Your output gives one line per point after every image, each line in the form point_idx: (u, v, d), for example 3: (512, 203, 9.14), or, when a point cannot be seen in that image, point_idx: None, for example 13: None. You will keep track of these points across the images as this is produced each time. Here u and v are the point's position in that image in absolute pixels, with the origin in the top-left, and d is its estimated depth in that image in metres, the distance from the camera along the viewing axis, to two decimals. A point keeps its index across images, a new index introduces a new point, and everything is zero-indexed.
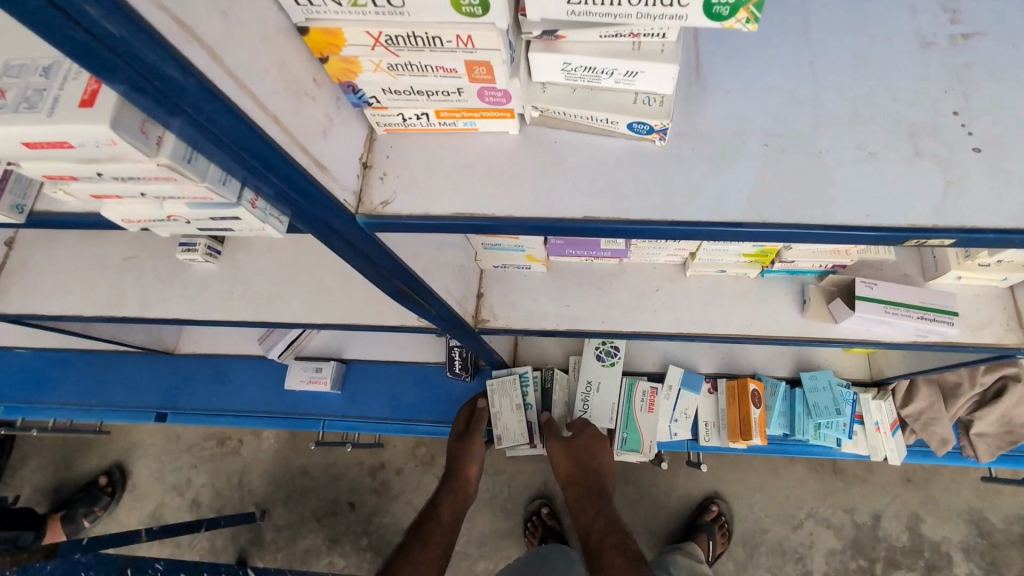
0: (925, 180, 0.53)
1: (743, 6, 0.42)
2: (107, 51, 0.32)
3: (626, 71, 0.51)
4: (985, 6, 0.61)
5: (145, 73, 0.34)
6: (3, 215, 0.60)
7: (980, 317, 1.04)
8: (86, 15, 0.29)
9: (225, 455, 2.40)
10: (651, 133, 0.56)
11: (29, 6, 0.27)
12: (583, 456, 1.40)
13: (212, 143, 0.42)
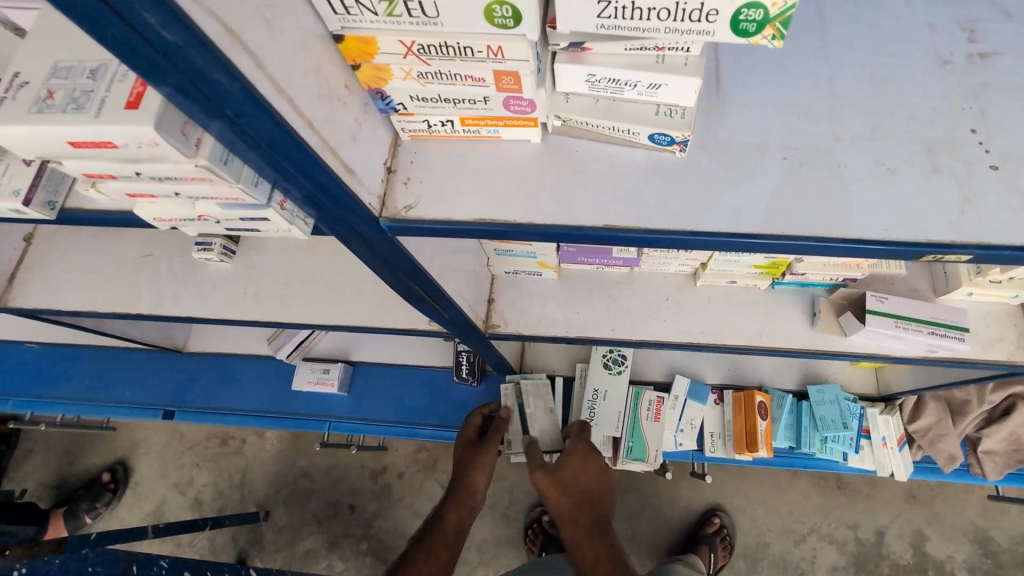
0: (942, 196, 0.54)
1: (770, 23, 0.43)
2: (159, 56, 0.33)
3: (649, 84, 0.52)
4: (1001, 27, 0.62)
5: (192, 77, 0.35)
6: (35, 210, 0.60)
7: (991, 334, 1.04)
8: (143, 21, 0.30)
9: (227, 455, 2.41)
10: (672, 144, 0.57)
11: (94, 13, 0.29)
12: (574, 481, 1.21)
13: (247, 145, 0.43)
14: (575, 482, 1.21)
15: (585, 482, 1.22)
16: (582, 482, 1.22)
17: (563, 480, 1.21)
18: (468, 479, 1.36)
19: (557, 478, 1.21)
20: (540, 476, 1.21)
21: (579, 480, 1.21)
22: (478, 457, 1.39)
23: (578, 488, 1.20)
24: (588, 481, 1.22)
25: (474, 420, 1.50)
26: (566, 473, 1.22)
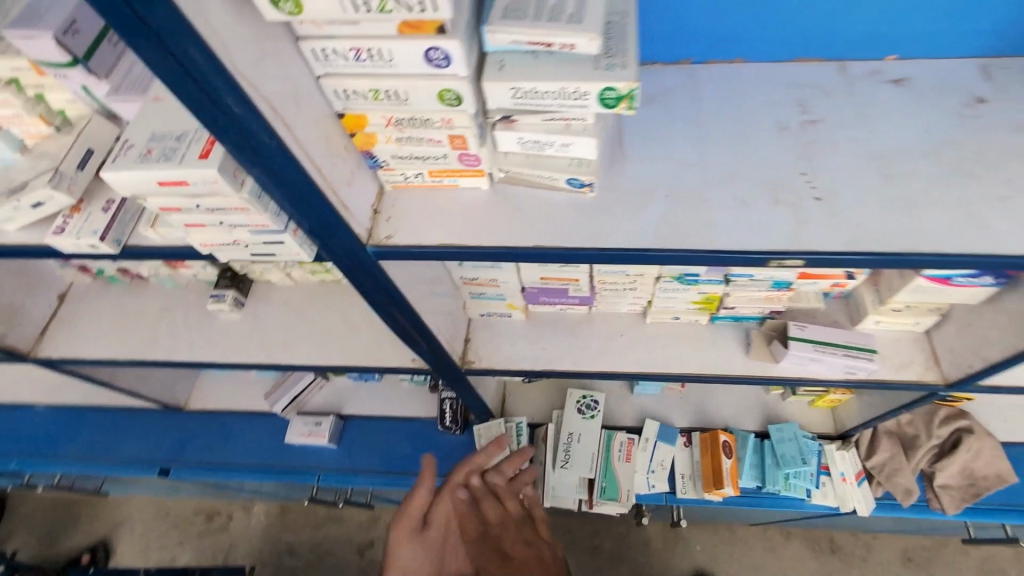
0: (780, 219, 0.73)
1: (624, 98, 0.63)
2: (232, 126, 0.53)
3: (562, 143, 0.74)
4: (826, 104, 0.84)
5: (248, 137, 0.55)
6: (105, 245, 0.79)
7: (902, 358, 1.20)
8: (225, 103, 0.51)
9: (213, 533, 2.41)
10: (583, 187, 0.77)
11: (198, 101, 0.49)
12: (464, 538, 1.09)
13: (277, 187, 0.62)
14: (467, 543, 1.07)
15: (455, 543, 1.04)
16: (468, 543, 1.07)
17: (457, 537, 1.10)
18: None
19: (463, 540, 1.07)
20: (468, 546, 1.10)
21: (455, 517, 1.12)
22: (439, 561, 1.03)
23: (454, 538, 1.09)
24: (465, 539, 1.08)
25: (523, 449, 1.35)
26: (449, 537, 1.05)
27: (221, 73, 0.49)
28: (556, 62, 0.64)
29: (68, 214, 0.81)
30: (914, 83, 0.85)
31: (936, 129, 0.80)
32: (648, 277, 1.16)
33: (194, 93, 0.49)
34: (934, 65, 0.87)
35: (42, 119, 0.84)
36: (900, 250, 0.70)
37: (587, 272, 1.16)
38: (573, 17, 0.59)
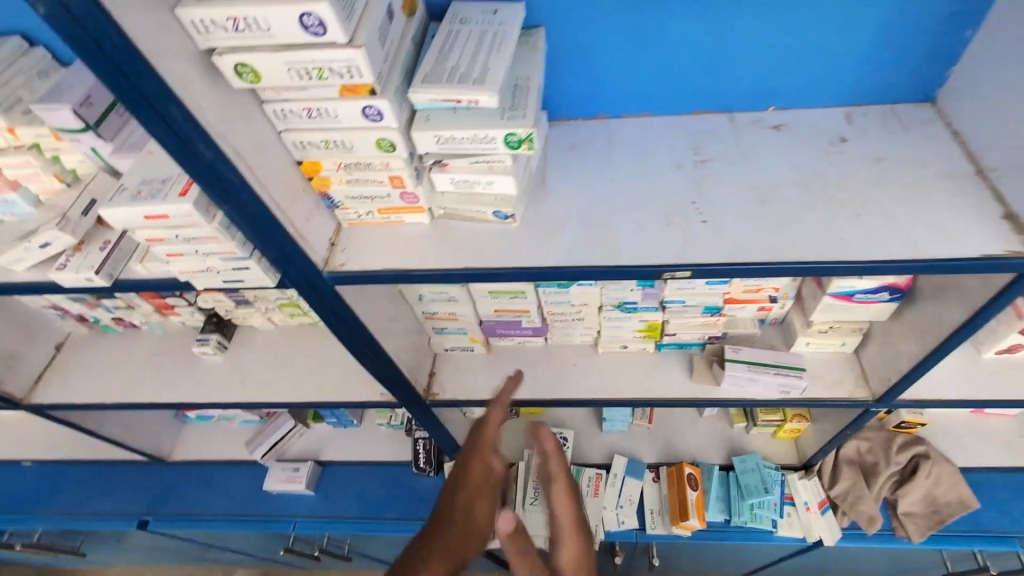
0: (671, 240, 0.87)
1: (524, 141, 0.78)
2: (207, 170, 0.67)
3: (486, 182, 0.88)
4: (716, 147, 1.00)
5: (218, 177, 0.69)
6: (99, 277, 0.91)
7: (833, 377, 1.28)
8: (200, 151, 0.65)
9: None
10: (507, 218, 0.91)
11: (179, 150, 0.64)
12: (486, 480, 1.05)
13: (245, 221, 0.75)
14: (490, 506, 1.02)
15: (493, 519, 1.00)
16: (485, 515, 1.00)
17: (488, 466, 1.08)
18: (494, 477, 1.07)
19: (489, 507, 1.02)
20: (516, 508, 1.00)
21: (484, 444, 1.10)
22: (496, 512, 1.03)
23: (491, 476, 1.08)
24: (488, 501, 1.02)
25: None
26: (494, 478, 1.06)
27: (195, 126, 0.63)
28: (470, 115, 0.79)
29: (70, 254, 0.94)
30: (790, 128, 1.01)
31: (806, 163, 0.94)
32: (592, 307, 1.28)
33: (175, 144, 0.63)
34: (807, 113, 1.03)
35: (57, 176, 1.00)
36: (770, 260, 0.82)
37: (536, 303, 1.28)
38: (477, 79, 0.75)
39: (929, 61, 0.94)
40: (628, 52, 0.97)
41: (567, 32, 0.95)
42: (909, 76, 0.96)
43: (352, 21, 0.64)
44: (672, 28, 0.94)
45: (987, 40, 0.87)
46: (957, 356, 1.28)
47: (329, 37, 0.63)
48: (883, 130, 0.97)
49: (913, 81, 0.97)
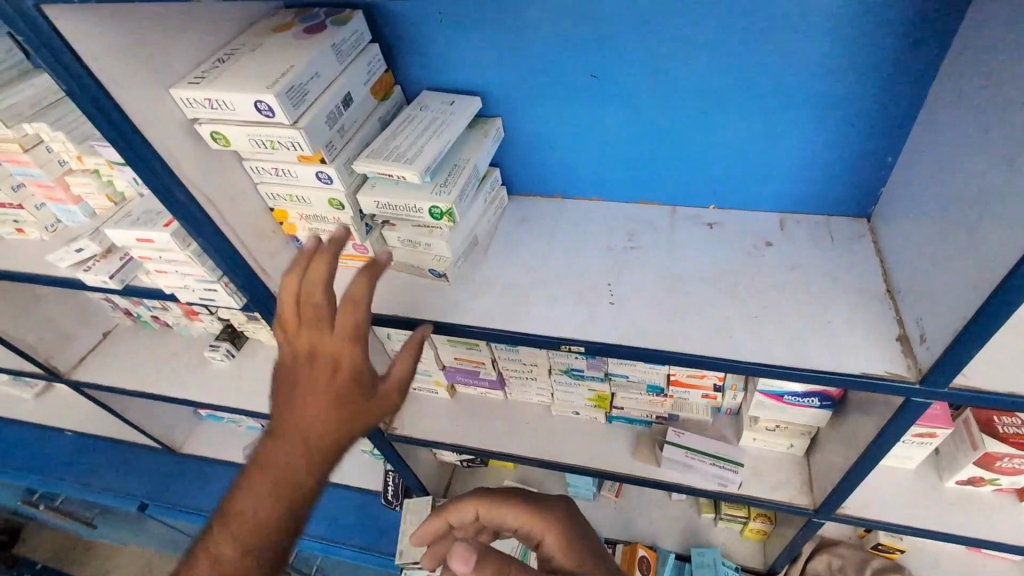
0: (577, 315, 0.95)
1: (446, 213, 0.92)
2: (181, 211, 0.85)
3: (423, 243, 1.01)
4: (649, 234, 1.07)
5: (190, 218, 0.86)
6: (113, 279, 1.12)
7: (777, 478, 1.25)
8: (176, 196, 0.83)
9: None
10: (439, 276, 1.03)
11: (160, 193, 0.82)
12: (274, 448, 0.77)
13: (213, 255, 0.92)
14: (339, 387, 0.77)
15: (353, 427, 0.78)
16: (304, 394, 0.77)
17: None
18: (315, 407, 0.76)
19: (334, 366, 0.77)
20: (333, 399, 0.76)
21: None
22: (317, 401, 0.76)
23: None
24: (316, 422, 0.76)
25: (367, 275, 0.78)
26: (229, 537, 0.73)
27: (171, 175, 0.82)
28: (406, 188, 0.93)
29: (98, 259, 1.15)
30: (722, 226, 1.06)
31: (726, 262, 0.99)
32: (543, 370, 1.34)
33: (158, 189, 0.81)
34: (745, 214, 1.08)
35: (108, 196, 1.25)
36: (659, 347, 0.88)
37: (490, 357, 1.36)
38: (409, 158, 0.89)
39: (857, 179, 0.98)
40: (574, 143, 1.09)
41: (520, 122, 1.09)
42: (841, 190, 1.00)
43: (299, 108, 0.81)
44: (612, 127, 1.05)
45: (903, 166, 0.91)
46: (917, 478, 1.21)
47: (276, 119, 0.80)
48: (810, 238, 1.01)
49: (846, 197, 1.01)
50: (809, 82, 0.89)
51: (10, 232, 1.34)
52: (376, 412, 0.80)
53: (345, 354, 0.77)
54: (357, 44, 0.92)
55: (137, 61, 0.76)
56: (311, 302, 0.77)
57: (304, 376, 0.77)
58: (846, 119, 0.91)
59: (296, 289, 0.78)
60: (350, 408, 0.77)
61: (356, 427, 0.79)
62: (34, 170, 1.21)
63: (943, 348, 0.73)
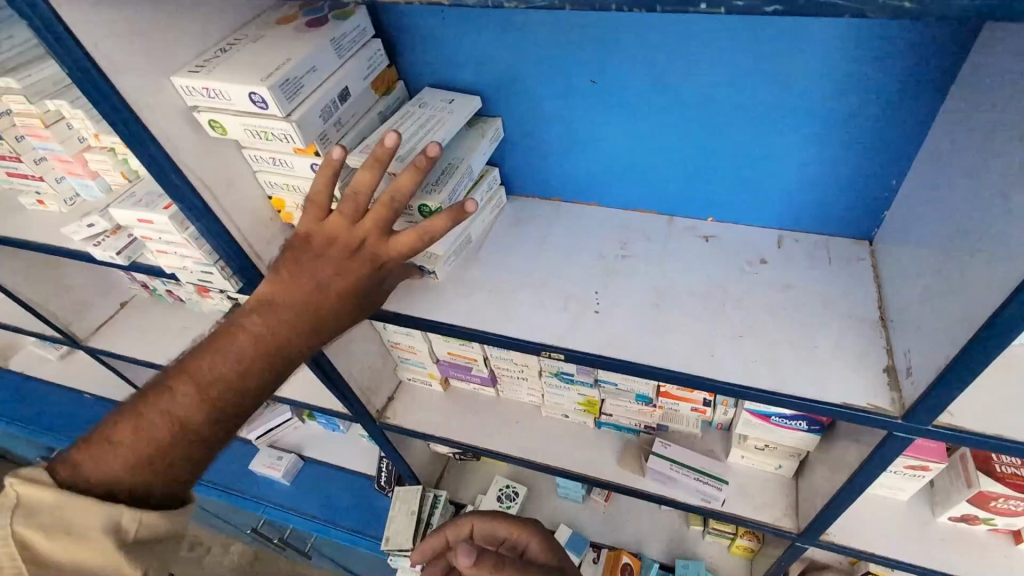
0: (560, 321, 0.94)
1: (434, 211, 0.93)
2: (178, 197, 0.87)
3: None
4: (643, 244, 1.05)
5: (187, 203, 0.88)
6: (120, 256, 1.17)
7: (763, 498, 1.23)
8: (173, 182, 0.86)
9: (190, 560, 2.55)
10: (428, 272, 1.04)
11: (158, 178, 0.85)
12: (287, 304, 0.78)
13: (210, 240, 0.95)
14: (370, 284, 0.81)
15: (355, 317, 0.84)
16: (326, 277, 0.79)
17: (155, 421, 0.70)
18: (335, 295, 0.79)
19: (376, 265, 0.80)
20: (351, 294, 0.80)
21: (87, 463, 0.66)
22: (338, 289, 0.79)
23: (164, 444, 0.70)
24: (336, 306, 0.80)
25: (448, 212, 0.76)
26: (215, 365, 0.74)
27: (168, 160, 0.84)
28: None
29: (107, 235, 1.19)
30: (718, 240, 1.04)
31: (717, 277, 0.97)
32: (534, 372, 1.34)
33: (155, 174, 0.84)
34: (744, 229, 1.06)
35: (122, 173, 1.28)
36: (639, 360, 0.87)
37: (483, 355, 1.37)
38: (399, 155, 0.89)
39: (860, 201, 0.95)
40: (574, 147, 1.08)
41: (521, 122, 1.08)
42: (844, 211, 0.97)
43: (293, 101, 0.82)
44: (612, 133, 1.03)
45: (908, 190, 0.87)
46: (907, 511, 1.17)
47: (270, 110, 0.81)
48: (808, 258, 0.98)
49: (849, 218, 0.97)
50: (815, 99, 0.86)
51: (33, 202, 1.41)
52: (371, 306, 0.87)
53: (392, 261, 0.80)
54: (359, 39, 0.93)
55: (139, 49, 0.78)
56: (390, 206, 0.77)
57: (341, 257, 0.79)
58: (851, 139, 0.88)
59: (376, 182, 0.77)
60: (363, 298, 0.82)
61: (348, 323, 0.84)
62: (55, 146, 1.26)
63: (927, 385, 0.70)
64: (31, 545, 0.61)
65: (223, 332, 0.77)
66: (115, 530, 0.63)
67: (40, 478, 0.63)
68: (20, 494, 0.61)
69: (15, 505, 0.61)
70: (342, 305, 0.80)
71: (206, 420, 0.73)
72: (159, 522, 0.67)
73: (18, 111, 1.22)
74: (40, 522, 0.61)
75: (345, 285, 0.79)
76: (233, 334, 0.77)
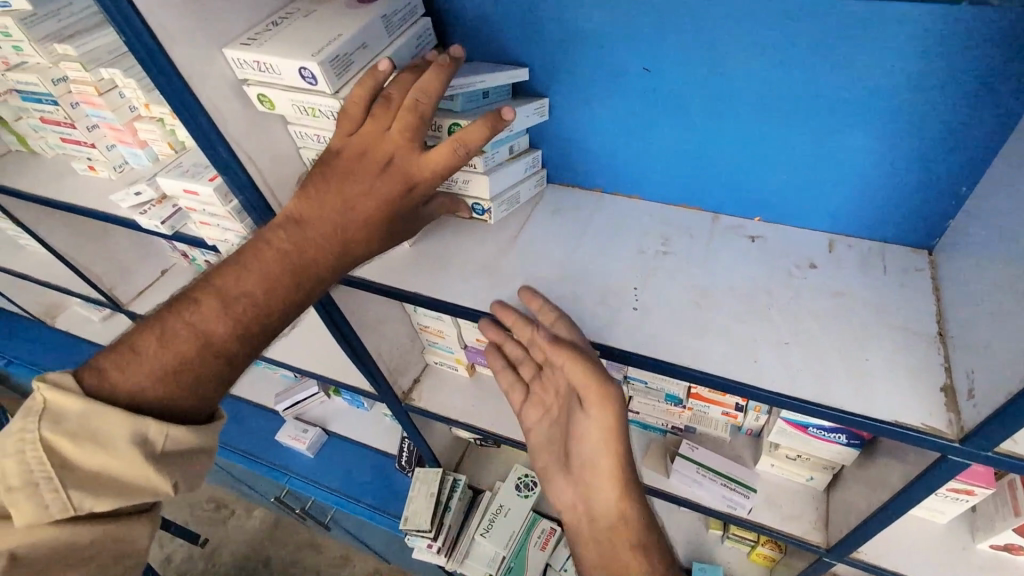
0: (599, 317, 0.92)
1: None
2: (224, 170, 0.88)
3: (461, 181, 1.01)
4: (683, 240, 1.02)
5: (232, 176, 0.89)
6: (164, 226, 1.19)
7: (791, 509, 1.20)
8: (220, 154, 0.86)
9: (215, 521, 2.64)
10: (483, 213, 1.06)
11: (208, 149, 0.85)
12: (311, 225, 0.78)
13: (252, 214, 0.95)
14: (399, 203, 0.79)
15: (385, 240, 0.83)
16: (353, 195, 0.78)
17: (179, 332, 0.75)
18: (358, 213, 0.78)
19: (407, 181, 0.78)
20: (376, 214, 0.78)
21: (112, 372, 0.73)
22: (361, 210, 0.78)
23: (184, 356, 0.74)
24: (362, 228, 0.79)
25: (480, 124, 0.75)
26: (236, 282, 0.77)
27: (217, 133, 0.84)
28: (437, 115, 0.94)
29: (153, 204, 1.22)
30: (765, 241, 1.00)
31: (762, 281, 0.93)
32: None
33: (204, 146, 0.85)
34: (793, 229, 1.02)
35: (169, 144, 1.31)
36: (677, 361, 0.85)
37: None
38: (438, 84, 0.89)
39: (923, 209, 0.89)
40: (619, 137, 1.05)
41: (567, 110, 1.05)
42: (903, 216, 0.92)
43: (342, 78, 0.82)
44: (660, 124, 1.00)
45: (981, 197, 0.82)
46: (944, 534, 1.12)
47: (319, 87, 0.80)
48: (860, 265, 0.93)
49: (910, 224, 0.92)
50: (880, 95, 0.81)
51: (84, 168, 1.46)
52: (401, 232, 0.86)
53: (424, 179, 0.78)
54: (409, 17, 0.91)
55: (195, 22, 0.79)
56: (416, 109, 0.75)
57: (370, 174, 0.77)
58: (921, 140, 0.83)
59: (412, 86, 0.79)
60: (391, 222, 0.80)
61: (375, 248, 0.83)
62: (107, 114, 1.29)
63: (990, 410, 0.66)
64: (57, 450, 0.69)
65: (250, 250, 0.79)
66: (141, 443, 0.70)
67: (66, 386, 0.70)
68: (47, 400, 0.69)
69: (43, 410, 0.69)
70: (367, 227, 0.79)
71: (227, 336, 0.76)
72: (183, 437, 0.74)
73: (74, 79, 1.26)
74: (66, 429, 0.69)
75: (369, 203, 0.78)
76: (258, 251, 0.78)
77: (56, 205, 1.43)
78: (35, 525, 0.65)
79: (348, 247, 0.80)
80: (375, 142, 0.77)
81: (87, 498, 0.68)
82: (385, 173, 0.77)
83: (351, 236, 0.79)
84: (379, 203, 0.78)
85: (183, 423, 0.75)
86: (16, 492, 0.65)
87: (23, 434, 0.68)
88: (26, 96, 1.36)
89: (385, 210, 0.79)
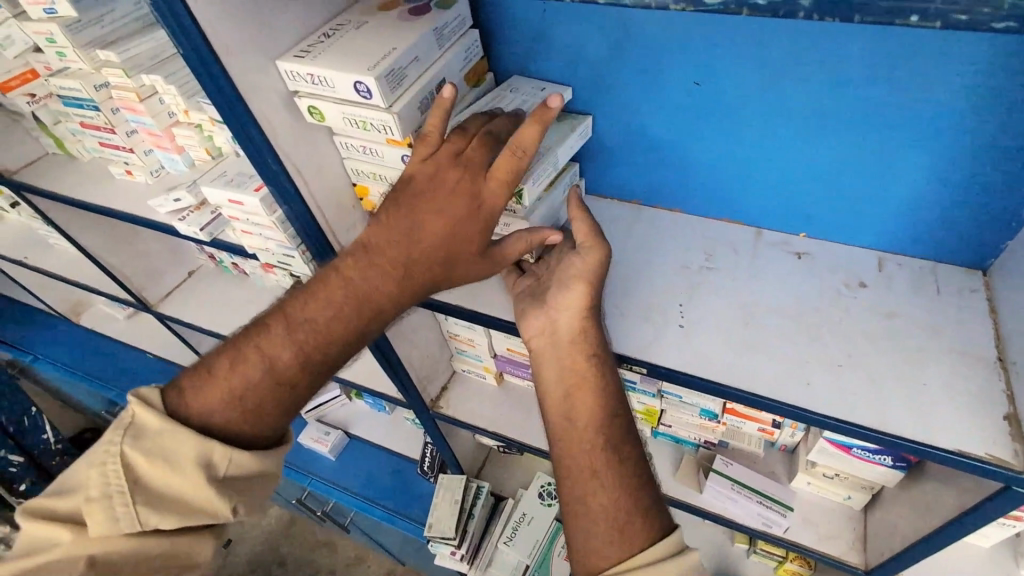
0: (646, 333, 0.91)
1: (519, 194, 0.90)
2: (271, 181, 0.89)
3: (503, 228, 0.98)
4: (729, 256, 1.01)
5: (279, 187, 0.89)
6: (202, 231, 1.20)
7: (827, 529, 1.18)
8: (268, 165, 0.87)
9: None
10: None
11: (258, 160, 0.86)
12: (380, 252, 0.78)
13: (297, 225, 0.96)
14: (467, 229, 0.77)
15: (454, 270, 0.81)
16: (422, 221, 0.77)
17: (249, 356, 0.76)
18: (426, 240, 0.77)
19: (474, 203, 0.77)
20: (443, 240, 0.77)
21: (190, 393, 0.75)
22: (428, 236, 0.77)
23: (251, 380, 0.75)
24: (429, 256, 0.78)
25: (536, 125, 0.73)
26: (306, 309, 0.77)
27: (267, 145, 0.85)
28: None
29: (192, 209, 1.23)
30: (813, 258, 0.99)
31: (812, 301, 0.92)
32: None
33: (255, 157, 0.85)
34: (843, 248, 1.00)
35: (207, 149, 1.31)
36: (728, 383, 0.84)
37: None
38: None
39: (981, 231, 0.87)
40: (665, 151, 1.04)
41: (611, 122, 1.04)
42: (959, 237, 0.90)
43: (395, 91, 0.81)
44: (707, 140, 0.98)
45: None
46: (986, 558, 1.10)
47: (373, 101, 0.80)
48: (913, 286, 0.92)
49: (967, 246, 0.90)
50: (947, 117, 0.79)
51: (122, 172, 1.47)
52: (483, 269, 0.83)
53: (491, 201, 0.77)
54: (459, 28, 0.91)
55: (251, 36, 0.79)
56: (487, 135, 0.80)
57: (439, 199, 0.77)
58: (985, 162, 0.81)
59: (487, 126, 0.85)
60: (460, 250, 0.79)
61: (444, 278, 0.81)
62: (147, 119, 1.30)
63: None
64: (133, 467, 0.70)
65: (322, 278, 0.79)
66: (206, 465, 0.71)
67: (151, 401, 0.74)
68: (134, 414, 0.72)
69: (129, 424, 0.72)
70: (434, 254, 0.78)
71: (294, 363, 0.76)
72: (245, 462, 0.74)
73: (116, 84, 1.27)
74: (143, 445, 0.71)
75: (435, 227, 0.77)
76: (328, 277, 0.79)
77: (93, 208, 1.45)
78: (109, 536, 0.67)
79: (415, 276, 0.79)
80: (445, 164, 0.78)
81: (153, 514, 0.69)
82: (450, 193, 0.77)
83: (418, 263, 0.78)
84: (446, 227, 0.77)
85: (246, 446, 0.76)
86: (95, 502, 0.67)
87: (110, 446, 0.71)
88: (67, 100, 1.38)
89: (452, 236, 0.77)
